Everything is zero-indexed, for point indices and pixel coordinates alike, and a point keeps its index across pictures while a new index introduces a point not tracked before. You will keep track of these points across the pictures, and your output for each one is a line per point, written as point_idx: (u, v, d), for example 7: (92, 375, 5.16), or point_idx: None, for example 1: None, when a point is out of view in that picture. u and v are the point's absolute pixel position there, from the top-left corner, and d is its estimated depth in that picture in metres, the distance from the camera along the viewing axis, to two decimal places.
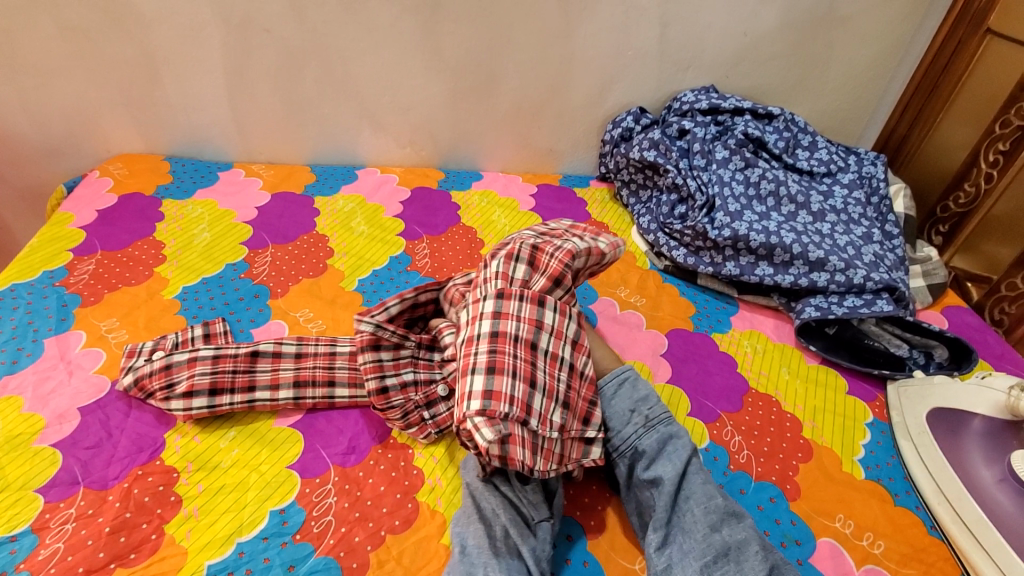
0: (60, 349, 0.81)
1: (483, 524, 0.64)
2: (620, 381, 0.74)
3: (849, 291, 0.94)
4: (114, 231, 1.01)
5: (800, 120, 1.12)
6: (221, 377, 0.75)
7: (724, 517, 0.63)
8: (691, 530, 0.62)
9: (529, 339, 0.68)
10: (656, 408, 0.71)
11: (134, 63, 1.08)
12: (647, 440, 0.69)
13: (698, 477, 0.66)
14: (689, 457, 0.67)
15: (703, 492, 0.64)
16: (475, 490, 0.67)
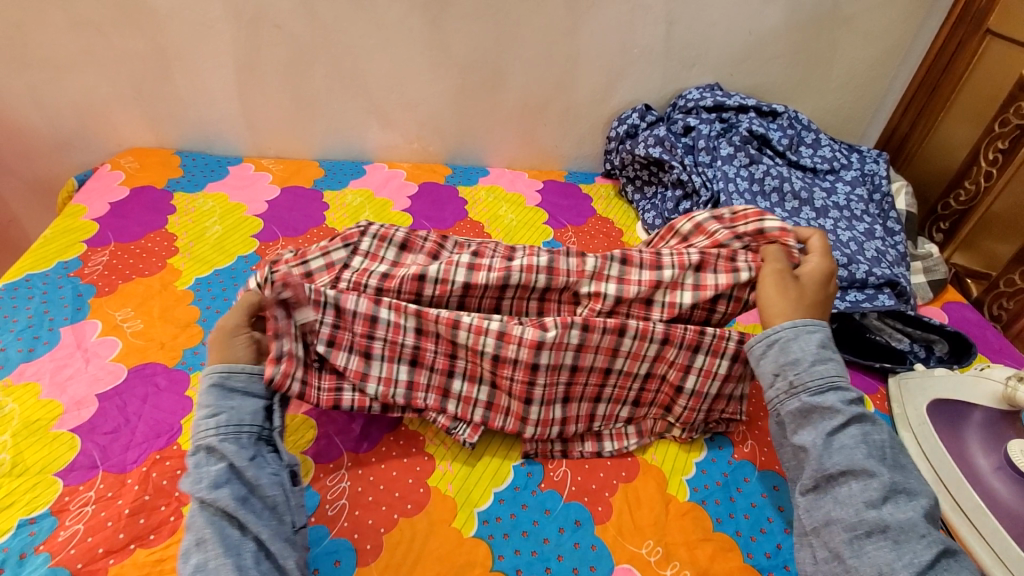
0: (76, 338, 0.82)
1: (201, 530, 0.56)
2: (767, 339, 0.66)
3: (851, 285, 0.95)
4: (126, 223, 1.03)
5: (803, 118, 1.14)
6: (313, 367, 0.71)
7: (887, 494, 0.57)
8: (844, 500, 0.58)
9: (536, 338, 0.68)
10: (804, 373, 0.63)
11: (145, 57, 1.09)
12: (792, 405, 0.63)
13: (855, 451, 0.59)
14: (842, 429, 0.61)
15: (861, 465, 0.58)
16: (224, 511, 0.57)
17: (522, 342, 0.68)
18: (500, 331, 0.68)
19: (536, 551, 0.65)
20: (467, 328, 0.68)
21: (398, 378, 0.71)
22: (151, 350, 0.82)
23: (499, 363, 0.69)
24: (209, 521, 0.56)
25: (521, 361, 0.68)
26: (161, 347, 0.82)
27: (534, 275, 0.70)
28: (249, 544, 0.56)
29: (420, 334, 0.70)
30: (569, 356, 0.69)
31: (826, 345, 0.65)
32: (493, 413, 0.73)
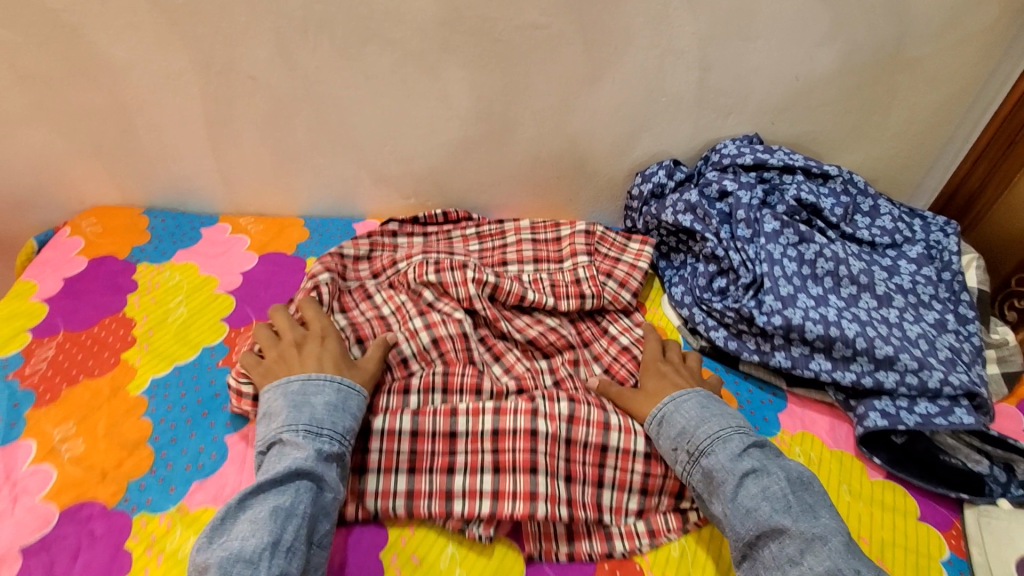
0: (4, 468, 0.70)
1: (297, 542, 0.60)
2: (659, 419, 0.77)
3: (921, 394, 0.81)
4: (80, 305, 0.90)
5: (859, 181, 0.98)
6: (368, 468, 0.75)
7: (803, 547, 0.62)
8: (772, 565, 0.63)
9: (528, 424, 0.76)
10: (694, 438, 0.72)
11: (104, 112, 0.96)
12: (696, 474, 0.71)
13: (760, 511, 0.65)
14: (741, 490, 0.67)
15: (769, 525, 0.64)
16: (278, 544, 0.59)
17: (518, 413, 0.77)
18: (494, 410, 0.78)
19: None
20: (463, 420, 0.78)
21: (396, 488, 0.74)
22: (89, 484, 0.69)
23: (500, 437, 0.76)
24: (307, 538, 0.61)
25: (519, 430, 0.76)
26: (101, 481, 0.70)
27: (420, 342, 0.88)
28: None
29: (416, 421, 0.78)
30: (564, 406, 0.78)
31: (709, 408, 0.75)
32: (500, 508, 0.72)
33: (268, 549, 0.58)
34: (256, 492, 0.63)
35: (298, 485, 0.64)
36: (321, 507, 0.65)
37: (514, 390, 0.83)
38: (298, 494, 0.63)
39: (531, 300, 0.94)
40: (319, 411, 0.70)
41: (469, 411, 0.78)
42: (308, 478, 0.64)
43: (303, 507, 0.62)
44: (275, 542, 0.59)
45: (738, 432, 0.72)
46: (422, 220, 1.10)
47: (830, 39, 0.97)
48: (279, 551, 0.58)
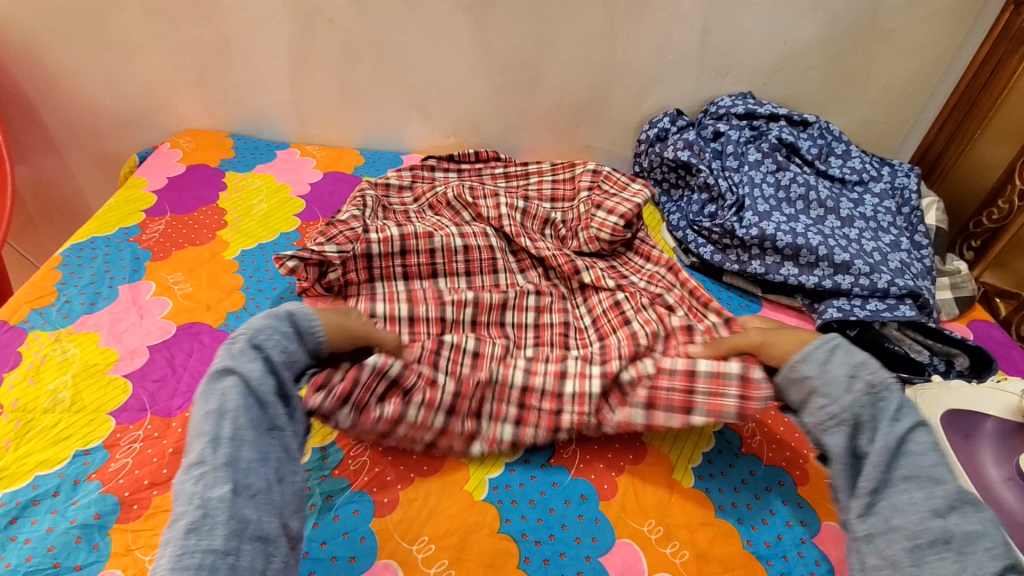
0: (132, 296, 0.89)
1: (237, 431, 0.62)
2: (831, 346, 0.72)
3: (872, 295, 0.96)
4: (182, 196, 1.11)
5: (835, 130, 1.15)
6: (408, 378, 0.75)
7: (953, 503, 0.59)
8: (907, 509, 0.60)
9: (556, 386, 0.79)
10: (878, 374, 0.68)
11: (209, 45, 1.18)
12: (863, 404, 0.67)
13: (924, 459, 0.62)
14: (910, 434, 0.64)
15: (928, 474, 0.61)
16: (220, 438, 0.61)
17: (492, 346, 0.83)
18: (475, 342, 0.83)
19: (541, 518, 0.70)
20: (451, 309, 0.91)
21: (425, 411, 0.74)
22: (197, 311, 0.88)
23: (528, 394, 0.78)
24: (249, 425, 0.63)
25: (555, 316, 0.93)
26: (206, 309, 0.89)
27: (452, 243, 0.99)
28: (275, 461, 0.63)
29: (449, 416, 0.75)
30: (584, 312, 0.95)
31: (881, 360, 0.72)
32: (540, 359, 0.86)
33: (210, 446, 0.61)
34: (193, 409, 0.65)
35: (223, 388, 0.65)
36: (258, 397, 0.66)
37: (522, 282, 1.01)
38: (224, 394, 0.64)
39: (553, 223, 1.09)
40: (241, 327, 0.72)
41: (455, 298, 0.92)
42: (234, 377, 0.66)
43: (231, 403, 0.64)
44: (215, 438, 0.61)
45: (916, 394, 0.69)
46: (456, 158, 1.25)
47: (814, 9, 1.14)
48: (218, 444, 0.60)
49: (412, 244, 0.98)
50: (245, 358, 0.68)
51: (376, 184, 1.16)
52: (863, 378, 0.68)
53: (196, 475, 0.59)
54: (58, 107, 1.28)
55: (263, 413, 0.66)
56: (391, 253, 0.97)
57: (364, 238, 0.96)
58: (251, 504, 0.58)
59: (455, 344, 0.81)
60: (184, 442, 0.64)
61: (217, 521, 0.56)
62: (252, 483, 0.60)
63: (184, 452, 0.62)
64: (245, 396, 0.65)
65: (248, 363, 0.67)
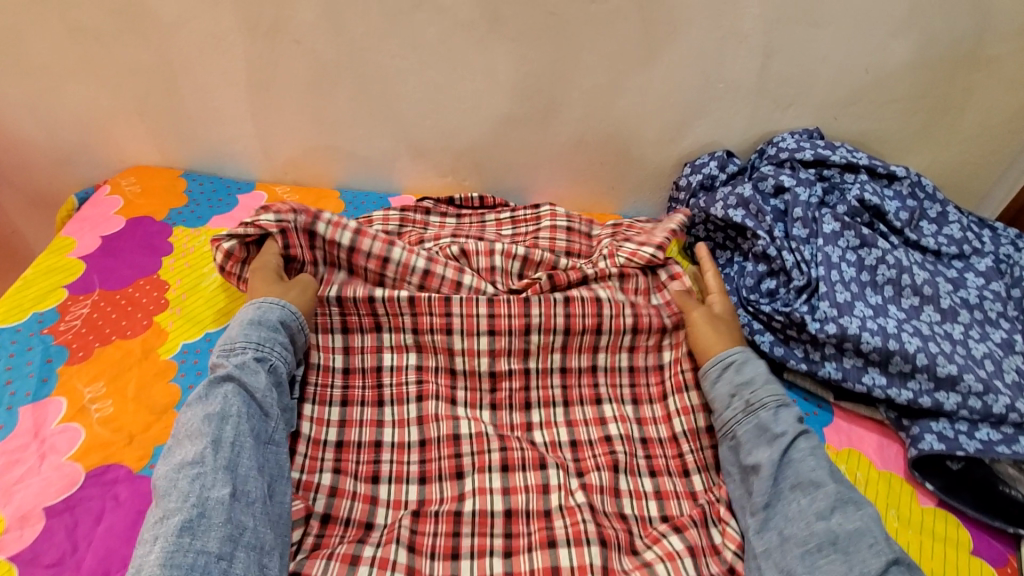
0: (34, 422, 0.70)
1: (240, 437, 0.63)
2: (724, 363, 0.77)
3: (983, 418, 0.75)
4: (116, 264, 0.90)
5: (928, 185, 0.92)
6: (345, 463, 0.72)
7: (834, 505, 0.62)
8: (796, 517, 0.63)
9: (544, 535, 0.66)
10: (756, 392, 0.73)
11: (148, 69, 0.95)
12: (749, 424, 0.71)
13: (806, 465, 0.66)
14: (791, 447, 0.68)
15: (808, 480, 0.65)
16: (223, 440, 0.62)
17: (439, 520, 0.67)
18: (421, 475, 0.72)
19: None
20: (390, 431, 0.76)
21: (407, 497, 0.70)
22: (116, 446, 0.68)
23: (512, 552, 0.65)
24: (250, 433, 0.64)
25: (519, 406, 0.79)
26: (127, 444, 0.69)
27: (413, 260, 0.85)
28: (268, 470, 0.64)
29: (414, 554, 0.64)
30: (558, 400, 0.81)
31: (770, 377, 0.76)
32: (514, 489, 0.70)
33: (211, 447, 0.61)
34: (188, 408, 0.65)
35: (225, 391, 0.66)
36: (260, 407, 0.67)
37: (486, 352, 0.80)
38: (227, 400, 0.65)
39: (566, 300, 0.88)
40: (238, 337, 0.71)
41: (395, 380, 0.79)
42: (236, 383, 0.67)
43: (235, 408, 0.64)
44: (217, 440, 0.61)
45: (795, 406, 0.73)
46: (457, 201, 1.04)
47: (907, 30, 0.90)
48: (220, 447, 0.61)
49: (364, 244, 0.85)
50: (250, 368, 0.68)
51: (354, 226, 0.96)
52: (741, 398, 0.73)
53: (193, 473, 0.59)
54: None
55: (259, 425, 0.66)
56: (337, 242, 0.85)
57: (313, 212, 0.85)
58: (248, 510, 0.59)
59: (397, 470, 0.72)
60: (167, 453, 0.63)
61: (213, 523, 0.56)
62: (250, 490, 0.60)
63: (174, 453, 0.61)
64: (249, 404, 0.66)
65: (253, 375, 0.68)
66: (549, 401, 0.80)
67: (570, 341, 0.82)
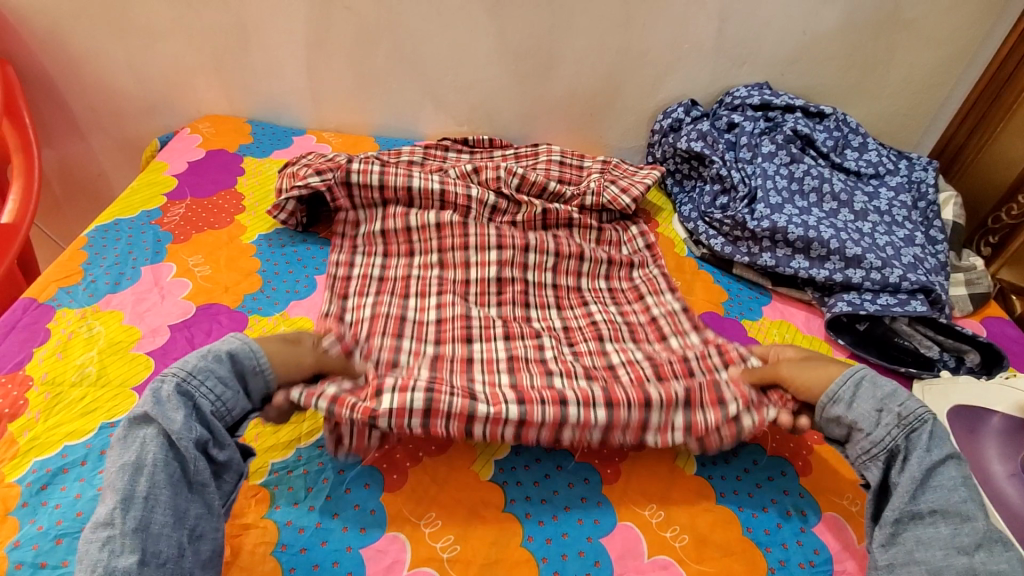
0: (154, 277, 0.92)
1: (152, 491, 0.58)
2: (863, 376, 0.72)
3: (883, 289, 0.96)
4: (202, 181, 1.13)
5: (852, 121, 1.14)
6: (381, 304, 0.91)
7: (980, 542, 0.60)
8: (927, 542, 0.62)
9: (538, 354, 0.83)
10: (907, 405, 0.68)
11: (228, 31, 1.20)
12: (898, 438, 0.67)
13: (953, 494, 0.63)
14: (940, 472, 0.64)
15: (955, 509, 0.62)
16: (129, 498, 0.57)
17: (455, 351, 0.83)
18: (436, 340, 0.85)
19: (546, 499, 0.72)
20: (415, 302, 0.92)
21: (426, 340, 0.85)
22: (216, 293, 0.91)
23: (514, 359, 0.82)
24: (167, 483, 0.59)
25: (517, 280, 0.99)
26: (225, 291, 0.92)
27: (430, 185, 1.04)
28: (186, 525, 0.59)
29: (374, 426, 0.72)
30: (549, 279, 0.99)
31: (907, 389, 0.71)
32: (511, 329, 0.87)
33: (121, 505, 0.57)
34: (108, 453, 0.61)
35: (144, 436, 0.61)
36: (180, 453, 0.61)
37: (495, 262, 0.98)
38: (144, 446, 0.60)
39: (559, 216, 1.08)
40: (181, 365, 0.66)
41: (422, 270, 0.98)
42: (156, 428, 0.61)
43: (151, 457, 0.60)
44: (127, 497, 0.57)
45: None
46: (471, 142, 1.27)
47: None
48: (130, 505, 0.57)
49: (389, 179, 1.03)
50: (172, 410, 0.63)
51: (386, 156, 1.18)
52: (893, 412, 0.67)
53: (103, 537, 0.55)
54: (83, 92, 1.31)
55: (184, 468, 0.61)
56: (367, 183, 1.03)
57: (345, 166, 1.03)
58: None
59: (415, 345, 0.84)
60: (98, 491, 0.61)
61: None
62: (161, 552, 0.57)
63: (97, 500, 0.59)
64: (170, 448, 0.61)
65: (172, 416, 0.62)
66: (540, 282, 0.98)
67: (559, 263, 1.00)
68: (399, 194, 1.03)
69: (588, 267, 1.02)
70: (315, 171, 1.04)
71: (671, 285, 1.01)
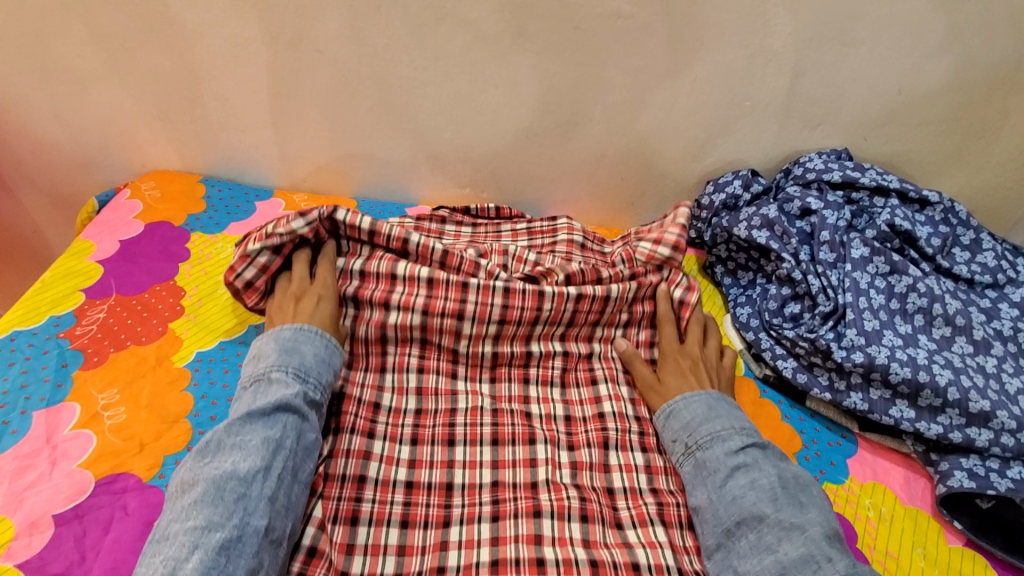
0: (47, 429, 0.69)
1: (285, 471, 0.61)
2: (666, 412, 0.77)
3: (1016, 457, 0.72)
4: (134, 270, 0.90)
5: (961, 210, 0.89)
6: (324, 501, 0.66)
7: (780, 536, 0.62)
8: (745, 553, 0.62)
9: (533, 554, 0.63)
10: (694, 434, 0.73)
11: (174, 76, 0.96)
12: (689, 465, 0.72)
13: (745, 498, 0.65)
14: (732, 480, 0.67)
15: (751, 511, 0.64)
16: (265, 468, 0.60)
17: (425, 551, 0.64)
18: (403, 519, 0.67)
19: None
20: (377, 467, 0.70)
21: (386, 544, 0.64)
22: (126, 455, 0.68)
23: (499, 572, 0.62)
24: (292, 469, 0.62)
25: (517, 427, 0.76)
26: (138, 452, 0.68)
27: (416, 292, 0.81)
28: (298, 508, 0.62)
29: None
30: (559, 410, 0.80)
31: (716, 408, 0.75)
32: (503, 503, 0.68)
33: (261, 473, 0.60)
34: (241, 420, 0.63)
35: (286, 419, 0.64)
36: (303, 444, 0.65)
37: (488, 395, 0.80)
38: (285, 427, 0.64)
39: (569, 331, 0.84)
40: (308, 357, 0.71)
41: (393, 405, 0.77)
42: (295, 410, 0.65)
43: (290, 440, 0.63)
44: (267, 468, 0.60)
45: (740, 431, 0.72)
46: (473, 212, 1.03)
47: (942, 51, 0.88)
48: (269, 476, 0.60)
49: (383, 229, 0.83)
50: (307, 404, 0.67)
51: None
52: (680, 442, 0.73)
53: (238, 494, 0.57)
54: (3, 141, 1.08)
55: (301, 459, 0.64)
56: (358, 227, 0.83)
57: (329, 204, 0.84)
58: (271, 551, 0.57)
59: (378, 510, 0.67)
60: (199, 455, 0.61)
61: (244, 554, 0.55)
62: (278, 528, 0.58)
63: (218, 460, 0.60)
64: (299, 437, 0.64)
65: (313, 410, 0.67)
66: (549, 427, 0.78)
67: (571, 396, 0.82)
68: (393, 248, 0.84)
69: (608, 389, 0.82)
70: (297, 213, 0.82)
71: None
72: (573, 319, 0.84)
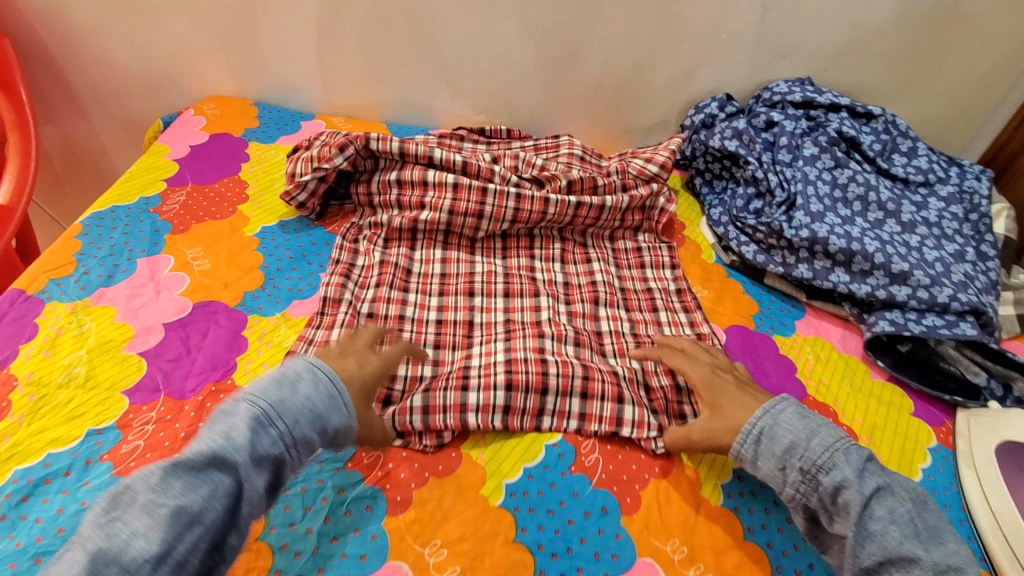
0: (150, 270, 0.87)
1: (190, 554, 0.48)
2: (755, 433, 0.66)
3: (929, 309, 0.89)
4: (204, 166, 1.08)
5: (902, 123, 1.06)
6: (372, 331, 0.84)
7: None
8: None
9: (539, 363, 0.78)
10: (808, 460, 0.62)
11: (235, 8, 1.13)
12: (814, 495, 0.62)
13: (888, 536, 0.58)
14: (868, 514, 0.59)
15: (898, 553, 0.57)
16: (157, 554, 0.47)
17: (454, 361, 0.82)
18: (436, 343, 0.84)
19: (558, 529, 0.67)
20: (412, 310, 0.88)
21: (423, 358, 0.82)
22: (214, 289, 0.86)
23: (512, 365, 0.78)
24: (207, 544, 0.50)
25: (525, 286, 0.93)
26: (223, 288, 0.86)
27: (444, 178, 0.96)
28: None
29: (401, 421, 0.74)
30: (559, 277, 0.97)
31: (810, 419, 0.66)
32: (512, 331, 0.85)
33: (153, 561, 0.46)
34: (164, 476, 0.50)
35: (218, 478, 0.51)
36: (235, 513, 0.52)
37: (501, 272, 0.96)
38: (213, 494, 0.50)
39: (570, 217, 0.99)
40: (297, 400, 0.57)
41: (422, 270, 0.94)
42: (230, 473, 0.52)
43: (211, 513, 0.50)
44: (162, 553, 0.47)
45: (855, 445, 0.63)
46: (487, 131, 1.20)
47: None
48: (161, 566, 0.46)
49: (411, 148, 0.97)
50: (262, 458, 0.53)
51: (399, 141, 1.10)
52: (794, 470, 0.62)
53: None
54: (83, 68, 1.25)
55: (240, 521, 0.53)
56: (389, 150, 0.98)
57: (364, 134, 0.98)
58: None
59: (416, 338, 0.84)
60: (99, 509, 0.49)
61: None
62: None
63: (122, 521, 0.48)
64: (235, 501, 0.52)
65: (255, 471, 0.53)
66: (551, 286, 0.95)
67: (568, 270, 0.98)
68: (420, 162, 0.99)
69: (600, 265, 0.99)
70: (337, 147, 0.97)
71: (674, 262, 1.01)
72: (573, 221, 1.00)
